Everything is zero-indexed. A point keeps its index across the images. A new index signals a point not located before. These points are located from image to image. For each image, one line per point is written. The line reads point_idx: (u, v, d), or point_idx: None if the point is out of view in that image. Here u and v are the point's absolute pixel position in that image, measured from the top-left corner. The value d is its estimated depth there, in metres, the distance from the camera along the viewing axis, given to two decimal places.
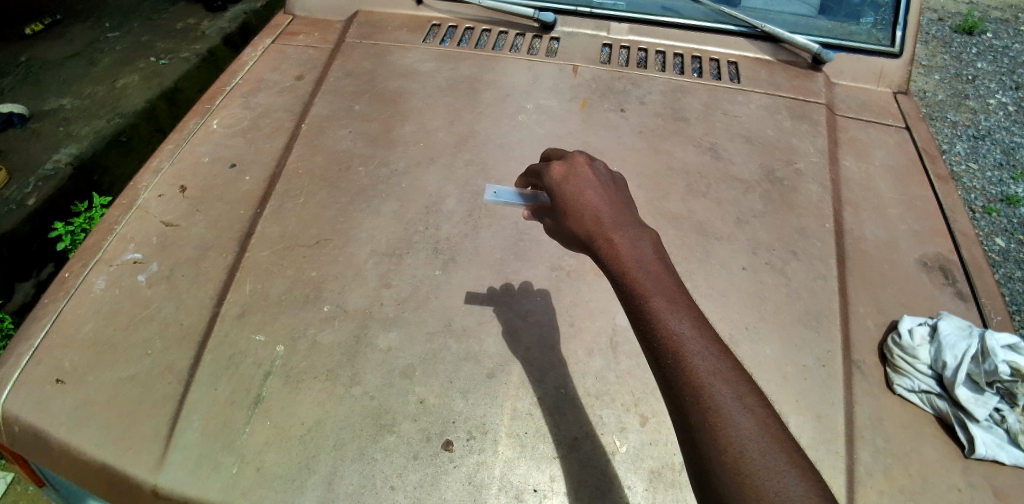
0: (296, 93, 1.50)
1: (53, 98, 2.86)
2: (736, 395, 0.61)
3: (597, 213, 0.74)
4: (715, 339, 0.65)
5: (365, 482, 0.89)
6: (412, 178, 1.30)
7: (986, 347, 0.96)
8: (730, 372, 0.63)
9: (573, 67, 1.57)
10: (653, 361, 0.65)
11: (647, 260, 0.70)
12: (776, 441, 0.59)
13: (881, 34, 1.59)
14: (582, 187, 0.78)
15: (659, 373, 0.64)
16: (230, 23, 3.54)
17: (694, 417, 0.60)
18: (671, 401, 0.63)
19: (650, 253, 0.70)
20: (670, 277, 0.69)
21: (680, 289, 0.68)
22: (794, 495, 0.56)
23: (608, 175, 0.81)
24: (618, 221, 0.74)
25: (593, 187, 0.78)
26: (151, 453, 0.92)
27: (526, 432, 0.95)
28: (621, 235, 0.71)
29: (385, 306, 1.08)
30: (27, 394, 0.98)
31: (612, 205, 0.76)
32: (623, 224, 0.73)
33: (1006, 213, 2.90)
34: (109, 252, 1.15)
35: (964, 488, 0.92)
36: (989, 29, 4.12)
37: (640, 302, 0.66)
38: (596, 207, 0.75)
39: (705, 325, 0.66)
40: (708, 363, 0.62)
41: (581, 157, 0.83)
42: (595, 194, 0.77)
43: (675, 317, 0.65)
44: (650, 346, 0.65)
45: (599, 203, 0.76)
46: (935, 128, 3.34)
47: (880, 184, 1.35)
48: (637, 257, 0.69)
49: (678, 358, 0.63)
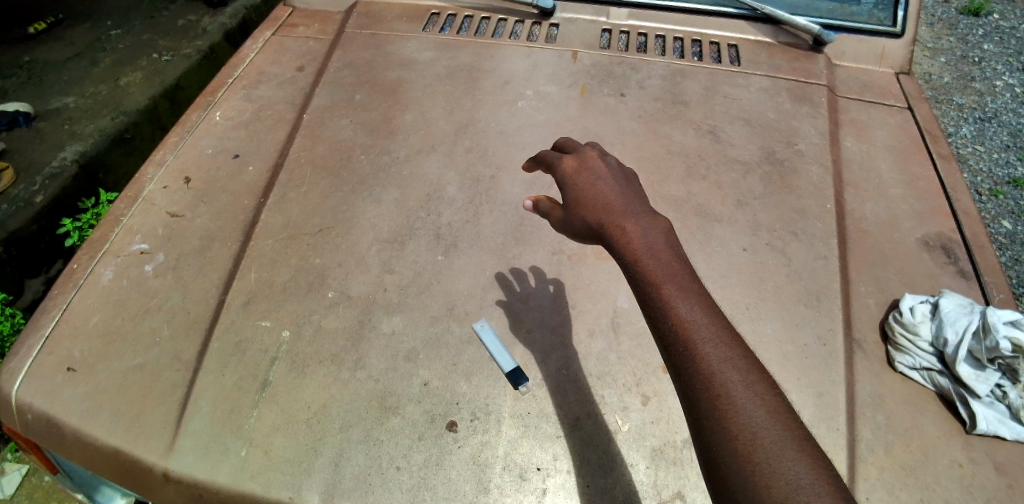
0: (296, 85, 1.51)
1: (58, 98, 2.88)
2: (746, 383, 0.61)
3: (609, 203, 0.77)
4: (725, 326, 0.66)
5: (371, 463, 0.90)
6: (412, 166, 1.31)
7: (988, 323, 0.96)
8: (742, 360, 0.63)
9: (573, 53, 1.57)
10: (664, 349, 0.66)
11: (658, 247, 0.71)
12: (787, 430, 0.59)
13: (882, 14, 1.59)
14: (595, 179, 0.81)
15: (671, 362, 0.65)
16: (231, 19, 3.54)
17: (705, 405, 0.61)
18: (681, 390, 0.64)
19: (661, 241, 0.72)
20: (680, 265, 0.70)
21: (692, 277, 0.69)
22: (808, 484, 0.55)
23: (619, 168, 0.84)
24: (628, 210, 0.76)
25: (606, 179, 0.81)
26: (162, 439, 0.94)
27: (529, 412, 0.96)
28: (632, 223, 0.74)
29: (389, 291, 1.09)
30: (40, 382, 1.00)
31: (623, 196, 0.79)
32: (634, 214, 0.76)
33: (1013, 195, 2.87)
34: (116, 244, 1.17)
35: (965, 464, 0.93)
36: (995, 10, 4.06)
37: (651, 289, 0.67)
38: (608, 198, 0.78)
39: (715, 312, 0.66)
40: (719, 351, 0.63)
41: (593, 152, 0.86)
42: (607, 186, 0.80)
43: (686, 304, 0.66)
44: (661, 334, 0.66)
45: (610, 193, 0.79)
46: (942, 110, 3.31)
47: (880, 164, 1.35)
48: (649, 245, 0.71)
49: (688, 344, 0.63)
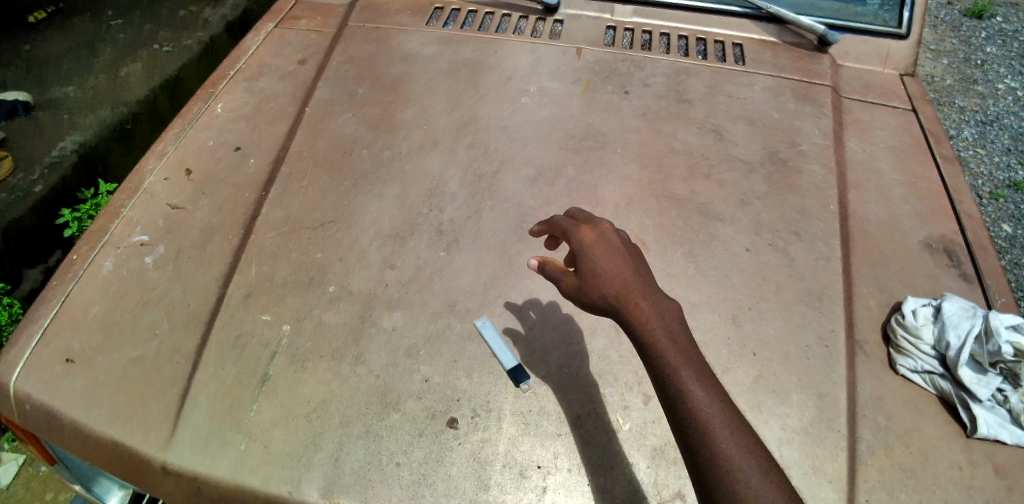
0: (298, 77, 1.50)
1: (58, 88, 2.87)
2: (763, 472, 0.62)
3: (626, 279, 0.75)
4: (739, 416, 0.67)
5: (371, 459, 0.90)
6: (414, 161, 1.30)
7: (991, 327, 0.96)
8: (756, 450, 0.64)
9: (577, 50, 1.56)
10: (679, 434, 0.66)
11: (675, 331, 0.71)
12: None
13: (888, 15, 1.59)
14: (610, 250, 0.78)
15: (688, 450, 0.65)
16: (232, 10, 3.50)
17: (723, 496, 0.61)
18: (697, 476, 0.64)
19: (677, 325, 0.72)
20: (695, 350, 0.71)
21: (707, 364, 0.70)
22: None
23: (631, 241, 0.82)
24: (645, 288, 0.75)
25: (619, 249, 0.79)
26: (161, 432, 0.93)
27: (529, 409, 0.95)
28: (649, 303, 0.73)
29: (390, 287, 1.09)
30: (40, 373, 1.00)
31: (638, 272, 0.77)
32: (651, 293, 0.75)
33: (1014, 199, 2.88)
34: (116, 236, 1.16)
35: (965, 466, 0.93)
36: (999, 12, 4.05)
37: (671, 374, 0.67)
38: (624, 273, 0.76)
39: (729, 401, 0.67)
40: (736, 440, 0.64)
41: (605, 221, 0.83)
42: (622, 258, 0.77)
43: (704, 392, 0.66)
44: (678, 420, 0.66)
45: (626, 268, 0.76)
46: (944, 112, 3.30)
47: (883, 165, 1.35)
48: (669, 330, 0.71)
49: (707, 434, 0.64)
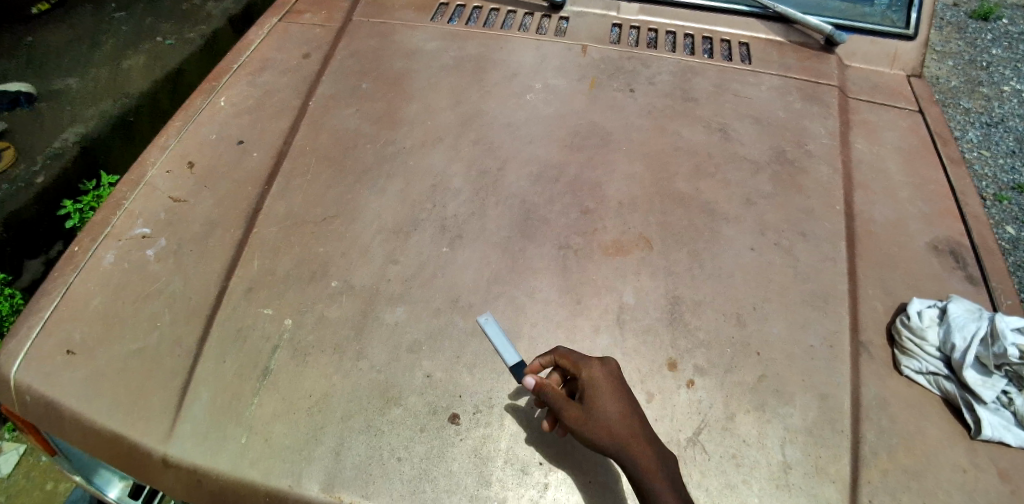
0: (302, 70, 1.49)
1: (61, 80, 2.87)
2: None
3: (633, 427, 0.83)
4: None
5: (371, 453, 0.90)
6: (418, 157, 1.30)
7: (997, 329, 0.96)
8: None
9: (583, 47, 1.55)
10: None
11: (674, 482, 0.81)
12: None
13: (895, 16, 1.58)
14: (618, 398, 0.86)
15: None
16: (236, 4, 3.50)
17: None
18: None
19: (673, 476, 0.82)
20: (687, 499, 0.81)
21: None
22: None
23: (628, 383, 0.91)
24: (648, 438, 0.84)
25: (623, 394, 0.87)
26: (162, 424, 0.93)
27: (531, 406, 0.95)
28: (653, 454, 0.82)
29: (392, 282, 1.08)
30: (41, 364, 0.99)
31: (640, 420, 0.85)
32: (652, 443, 0.84)
33: (1018, 202, 2.87)
34: (118, 228, 1.16)
35: (969, 469, 0.92)
36: (1005, 15, 4.04)
37: None
38: (631, 421, 0.84)
39: None
40: None
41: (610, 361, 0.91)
42: (627, 406, 0.86)
43: None
44: None
45: (632, 416, 0.85)
46: (949, 114, 3.29)
47: (889, 166, 1.34)
48: (669, 476, 0.81)
49: None
